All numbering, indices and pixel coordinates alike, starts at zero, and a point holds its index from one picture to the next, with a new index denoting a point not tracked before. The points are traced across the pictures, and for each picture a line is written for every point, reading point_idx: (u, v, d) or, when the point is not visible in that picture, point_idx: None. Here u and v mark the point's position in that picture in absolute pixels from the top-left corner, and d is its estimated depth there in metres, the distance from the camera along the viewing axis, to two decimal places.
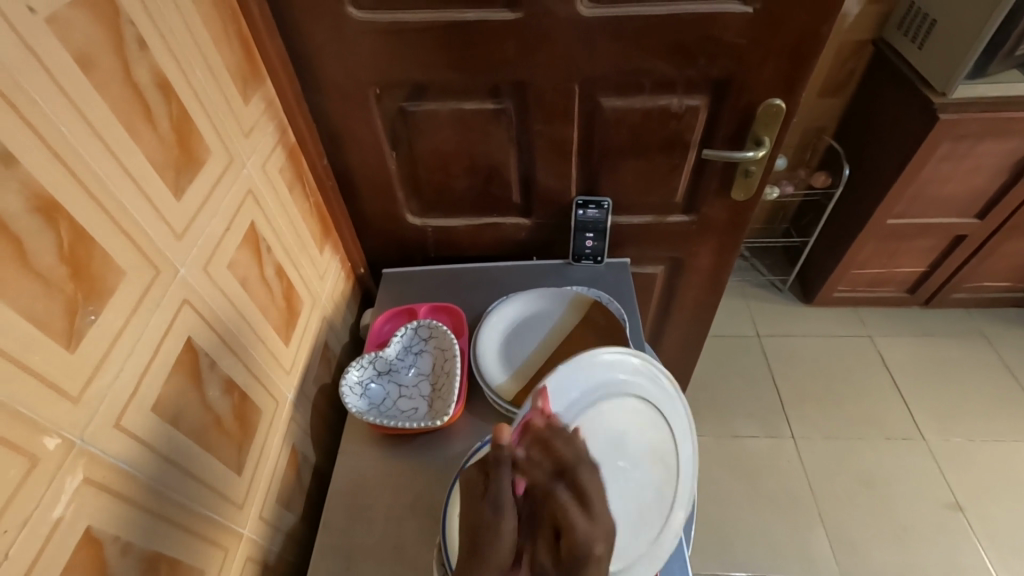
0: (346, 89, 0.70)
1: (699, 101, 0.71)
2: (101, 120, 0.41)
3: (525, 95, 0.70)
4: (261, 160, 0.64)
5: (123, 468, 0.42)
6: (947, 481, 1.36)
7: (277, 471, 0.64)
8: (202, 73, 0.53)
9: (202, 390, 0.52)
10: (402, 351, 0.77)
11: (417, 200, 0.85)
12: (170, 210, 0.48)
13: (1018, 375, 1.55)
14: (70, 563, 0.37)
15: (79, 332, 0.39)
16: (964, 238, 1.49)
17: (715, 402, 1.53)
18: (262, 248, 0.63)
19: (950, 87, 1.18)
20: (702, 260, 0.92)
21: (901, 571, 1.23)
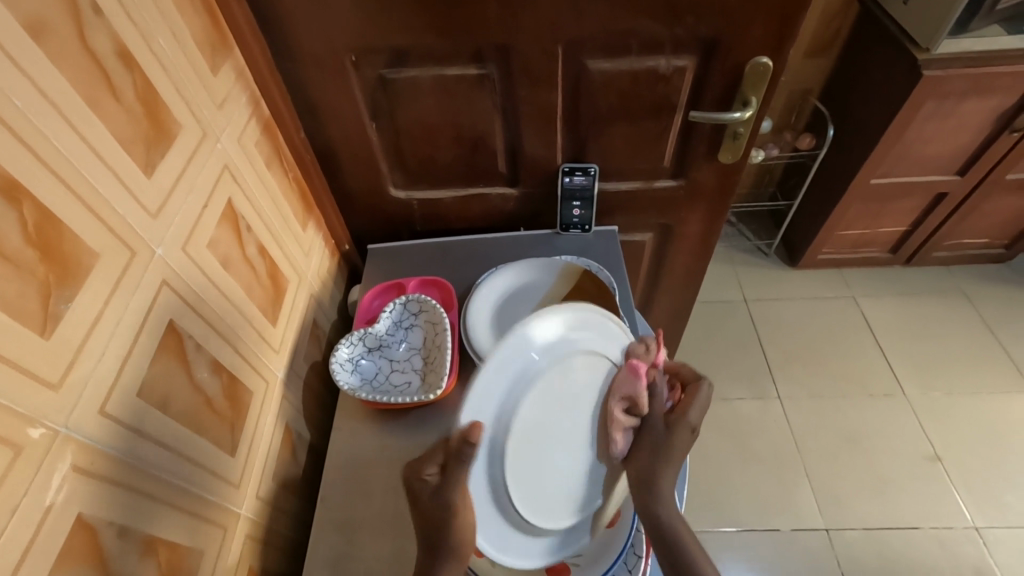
0: (320, 56, 0.67)
1: (686, 62, 0.69)
2: (59, 93, 0.39)
3: (508, 59, 0.68)
4: (237, 133, 0.61)
5: (112, 454, 0.41)
6: (926, 433, 1.41)
7: (272, 450, 0.63)
8: (166, 41, 0.50)
9: (190, 371, 0.51)
10: (392, 326, 0.76)
11: (400, 173, 0.82)
12: (143, 188, 0.46)
13: (994, 329, 1.59)
14: (65, 549, 0.37)
15: (54, 317, 0.38)
16: (946, 196, 1.51)
17: (704, 366, 1.56)
18: (243, 227, 0.61)
19: (934, 43, 1.17)
20: (691, 226, 0.91)
21: (882, 519, 1.29)
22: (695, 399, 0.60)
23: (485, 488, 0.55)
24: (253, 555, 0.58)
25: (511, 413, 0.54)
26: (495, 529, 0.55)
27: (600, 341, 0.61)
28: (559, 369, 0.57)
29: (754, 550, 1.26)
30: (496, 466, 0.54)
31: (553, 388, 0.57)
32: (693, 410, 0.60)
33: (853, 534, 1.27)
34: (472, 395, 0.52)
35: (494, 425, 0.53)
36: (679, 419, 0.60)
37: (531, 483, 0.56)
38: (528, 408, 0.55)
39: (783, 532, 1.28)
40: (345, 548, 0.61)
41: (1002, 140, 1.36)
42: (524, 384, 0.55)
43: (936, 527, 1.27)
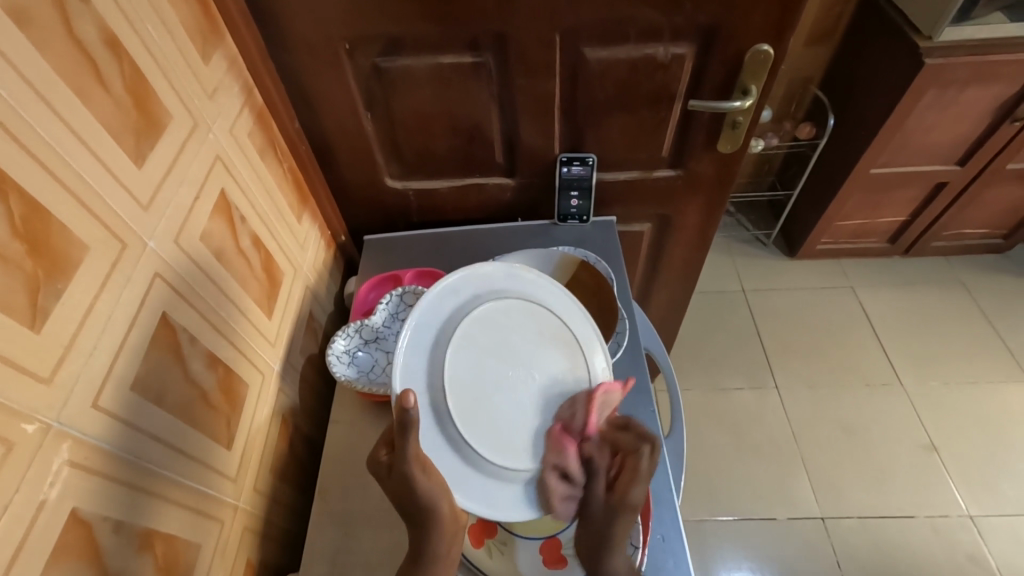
0: (313, 44, 0.66)
1: (685, 50, 0.68)
2: (44, 82, 0.38)
3: (505, 46, 0.67)
4: (229, 123, 0.60)
5: (106, 449, 0.41)
6: (922, 423, 1.41)
7: (269, 443, 0.63)
8: (155, 28, 0.49)
9: (184, 365, 0.50)
10: (388, 318, 0.75)
11: (396, 163, 0.82)
12: (133, 180, 0.45)
13: (991, 319, 1.60)
14: (60, 544, 0.37)
15: (44, 311, 0.37)
16: (946, 186, 1.50)
17: (702, 357, 1.56)
18: (237, 218, 0.61)
19: (936, 31, 1.16)
20: (690, 217, 0.91)
21: (877, 508, 1.30)
22: (640, 472, 0.56)
23: (446, 450, 0.54)
24: (250, 548, 0.58)
25: (440, 367, 0.56)
26: (474, 484, 0.54)
27: (513, 285, 0.62)
28: (475, 315, 0.59)
29: (750, 538, 1.27)
30: (447, 426, 0.54)
31: (478, 337, 0.58)
32: (640, 483, 0.56)
33: (849, 523, 1.28)
34: (398, 363, 0.55)
35: (428, 384, 0.55)
36: (622, 494, 0.55)
37: (493, 432, 0.54)
38: (453, 359, 0.56)
39: (779, 521, 1.29)
40: (343, 540, 0.61)
41: (1003, 129, 1.35)
42: (444, 341, 0.57)
43: (931, 516, 1.28)
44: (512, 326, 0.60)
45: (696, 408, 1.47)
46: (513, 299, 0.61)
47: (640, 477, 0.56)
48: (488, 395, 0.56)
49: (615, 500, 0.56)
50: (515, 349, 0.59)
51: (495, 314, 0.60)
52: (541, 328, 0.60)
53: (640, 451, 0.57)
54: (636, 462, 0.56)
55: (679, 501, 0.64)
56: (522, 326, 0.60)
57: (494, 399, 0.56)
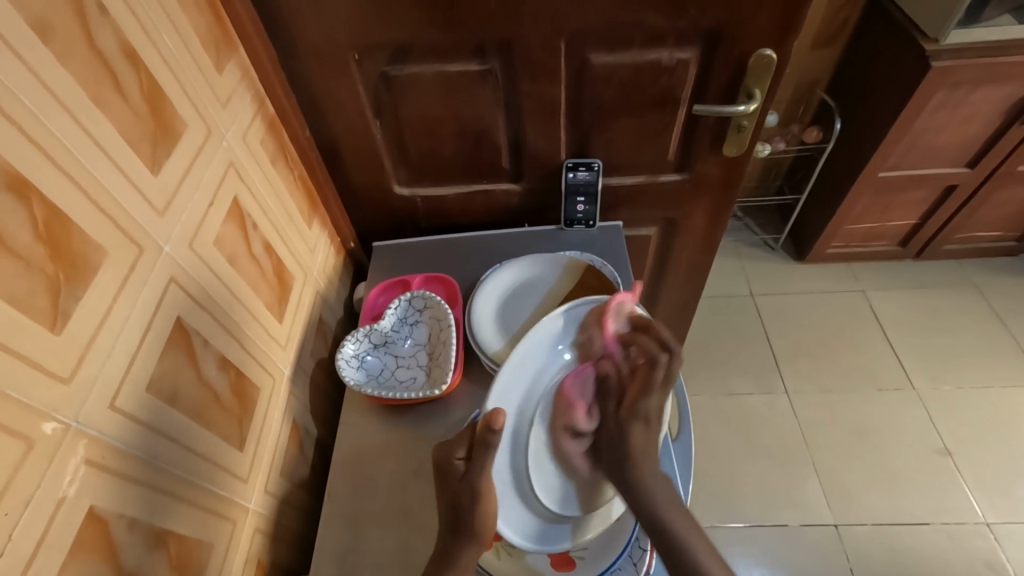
0: (323, 53, 0.67)
1: (690, 54, 0.69)
2: (65, 91, 0.39)
3: (511, 53, 0.68)
4: (241, 131, 0.62)
5: (122, 448, 0.42)
6: (937, 428, 1.39)
7: (280, 445, 0.64)
8: (171, 40, 0.51)
9: (197, 368, 0.51)
10: (397, 322, 0.76)
11: (404, 169, 0.83)
12: (149, 186, 0.46)
13: (1006, 323, 1.57)
14: (78, 541, 0.38)
15: (64, 313, 0.38)
16: (956, 188, 1.49)
17: (711, 362, 1.55)
18: (249, 224, 0.62)
19: (943, 33, 1.16)
20: (697, 220, 0.91)
21: (891, 514, 1.28)
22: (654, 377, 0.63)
23: (508, 472, 0.61)
24: (262, 549, 0.58)
25: (534, 395, 0.63)
26: (516, 514, 0.59)
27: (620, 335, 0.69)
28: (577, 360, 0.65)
29: (761, 544, 1.25)
30: (518, 452, 0.61)
31: (575, 380, 0.65)
32: (654, 392, 0.63)
33: (863, 529, 1.26)
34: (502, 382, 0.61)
35: (519, 409, 0.62)
36: (633, 405, 0.64)
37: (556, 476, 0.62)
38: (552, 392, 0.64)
39: (791, 527, 1.27)
40: (352, 541, 0.62)
41: (1013, 131, 1.34)
42: (546, 375, 0.64)
43: (947, 523, 1.26)
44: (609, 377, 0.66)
45: (705, 412, 1.46)
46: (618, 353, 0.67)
47: (653, 388, 0.63)
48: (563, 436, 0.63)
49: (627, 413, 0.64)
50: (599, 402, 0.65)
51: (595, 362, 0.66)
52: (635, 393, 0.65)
53: (654, 362, 0.63)
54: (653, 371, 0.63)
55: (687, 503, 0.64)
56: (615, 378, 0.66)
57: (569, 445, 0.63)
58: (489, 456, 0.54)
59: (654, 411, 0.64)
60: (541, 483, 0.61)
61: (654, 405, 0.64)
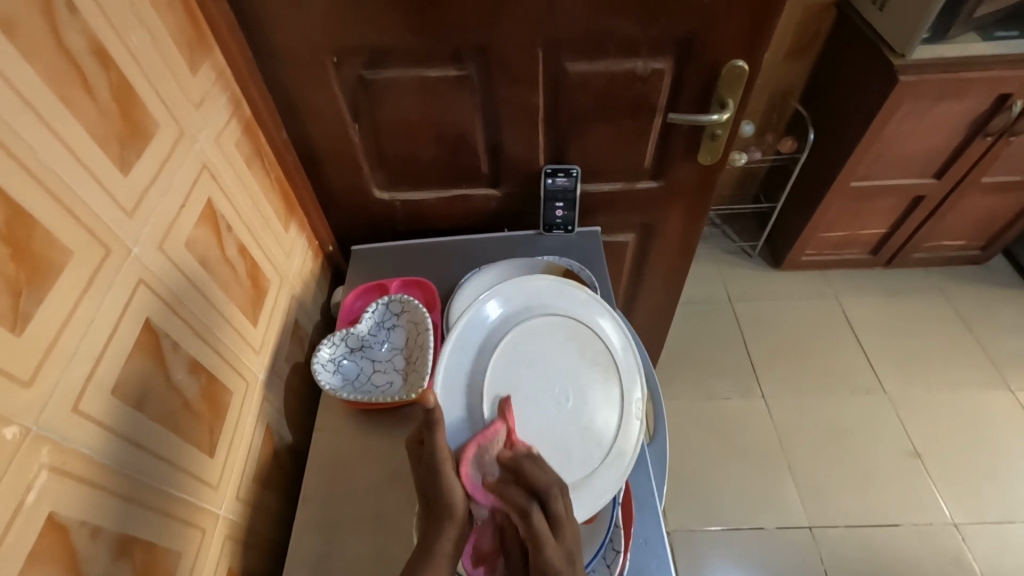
0: (301, 57, 0.67)
1: (664, 64, 0.70)
2: (31, 88, 0.39)
3: (489, 60, 0.69)
4: (216, 133, 0.61)
5: (85, 452, 0.41)
6: (907, 430, 1.43)
7: (253, 450, 0.63)
8: (143, 40, 0.50)
9: (166, 371, 0.51)
10: (374, 326, 0.76)
11: (383, 173, 0.83)
12: (118, 187, 0.46)
13: (972, 328, 1.63)
14: (37, 548, 0.37)
15: (25, 315, 0.37)
16: (924, 198, 1.54)
17: (690, 366, 1.57)
18: (223, 227, 0.61)
19: (909, 48, 1.20)
20: (673, 226, 0.92)
21: (863, 515, 1.30)
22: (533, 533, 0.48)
23: None
24: (232, 556, 0.57)
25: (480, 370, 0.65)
26: None
27: (559, 301, 0.71)
28: (517, 333, 0.68)
29: (737, 547, 1.27)
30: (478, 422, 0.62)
31: (519, 352, 0.67)
32: (550, 544, 0.47)
33: (836, 530, 1.28)
34: (443, 360, 0.65)
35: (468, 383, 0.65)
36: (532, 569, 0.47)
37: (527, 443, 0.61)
38: (496, 361, 0.66)
39: (767, 529, 1.29)
40: (326, 548, 0.61)
41: (976, 143, 1.39)
42: (489, 348, 0.67)
43: (917, 523, 1.29)
44: (556, 343, 0.68)
45: (684, 416, 1.48)
46: (562, 317, 0.69)
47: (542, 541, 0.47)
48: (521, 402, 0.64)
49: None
50: (552, 368, 0.66)
51: (537, 331, 0.68)
52: (581, 346, 0.68)
53: (528, 510, 0.49)
54: (530, 523, 0.48)
55: (662, 506, 0.64)
56: (563, 342, 0.68)
57: (531, 410, 0.63)
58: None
59: (562, 560, 0.46)
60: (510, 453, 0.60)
61: (558, 554, 0.47)
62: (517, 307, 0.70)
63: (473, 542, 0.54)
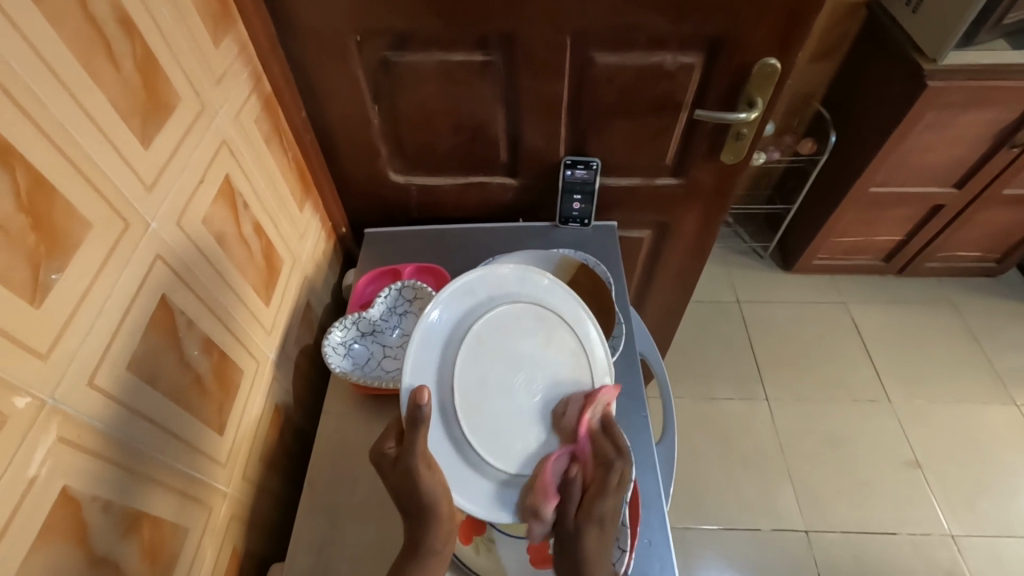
0: (324, 34, 0.66)
1: (693, 59, 0.69)
2: (55, 56, 0.38)
3: (515, 47, 0.67)
4: (236, 109, 0.60)
5: (97, 427, 0.41)
6: (908, 441, 1.43)
7: (260, 430, 0.63)
8: (167, 10, 0.49)
9: (179, 348, 0.50)
10: (386, 312, 0.75)
11: (400, 158, 0.82)
12: (139, 161, 0.45)
13: (981, 341, 1.61)
14: (48, 521, 0.36)
15: (44, 286, 0.37)
16: (942, 208, 1.52)
17: (693, 366, 1.57)
18: (239, 205, 0.61)
19: (940, 53, 1.18)
20: (690, 225, 0.91)
21: (858, 523, 1.30)
22: (606, 488, 0.53)
23: (448, 448, 0.57)
24: (236, 535, 0.58)
25: (446, 374, 0.58)
26: (475, 485, 0.57)
27: (530, 292, 0.63)
28: (485, 326, 0.60)
29: (732, 547, 1.27)
30: (451, 425, 0.58)
31: (489, 344, 0.60)
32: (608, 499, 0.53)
33: (832, 536, 1.29)
34: (408, 363, 0.57)
35: (436, 382, 0.58)
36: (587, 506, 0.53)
37: (498, 438, 0.57)
38: (462, 358, 0.58)
39: (762, 531, 1.29)
40: (329, 532, 0.61)
41: (1000, 154, 1.37)
42: (455, 344, 0.59)
43: (913, 533, 1.29)
44: (520, 332, 0.61)
45: (685, 416, 1.48)
46: (528, 304, 0.62)
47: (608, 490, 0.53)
48: (492, 397, 0.59)
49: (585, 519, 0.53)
50: (522, 358, 0.61)
51: (506, 321, 0.61)
52: (545, 336, 0.62)
53: (611, 468, 0.53)
54: (609, 479, 0.53)
55: (667, 507, 0.63)
56: (531, 331, 0.61)
57: (501, 401, 0.59)
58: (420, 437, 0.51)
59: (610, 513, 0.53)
60: (486, 450, 0.57)
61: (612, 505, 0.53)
62: (479, 296, 0.61)
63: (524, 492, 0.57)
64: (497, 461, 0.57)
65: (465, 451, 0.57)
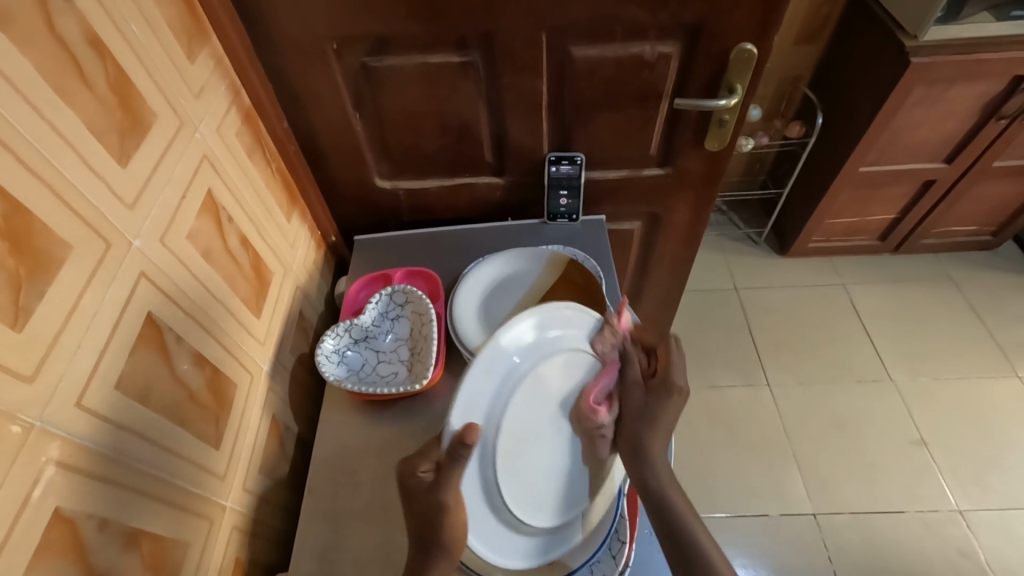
0: (301, 44, 0.66)
1: (672, 49, 0.68)
2: (25, 79, 0.38)
3: (492, 46, 0.67)
4: (216, 123, 0.60)
5: (91, 446, 0.41)
6: (913, 418, 1.43)
7: (259, 442, 0.63)
8: (139, 28, 0.49)
9: (170, 364, 0.50)
10: (378, 317, 0.76)
11: (386, 163, 0.82)
12: (118, 180, 0.45)
13: (981, 315, 1.61)
14: (43, 543, 0.37)
15: (26, 310, 0.37)
16: (934, 183, 1.51)
17: (694, 355, 1.57)
18: (224, 218, 0.61)
19: (921, 30, 1.17)
20: (679, 215, 0.91)
21: (867, 503, 1.30)
22: (670, 356, 0.63)
23: (477, 487, 0.56)
24: (240, 547, 0.58)
25: (497, 415, 0.57)
26: (490, 529, 0.56)
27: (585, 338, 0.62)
28: (539, 372, 0.59)
29: (741, 535, 1.27)
30: (487, 465, 0.57)
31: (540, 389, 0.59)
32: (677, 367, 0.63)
33: (840, 518, 1.28)
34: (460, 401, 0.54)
35: (483, 416, 0.56)
36: (665, 380, 0.62)
37: (526, 484, 0.58)
38: (516, 402, 0.58)
39: (771, 516, 1.29)
40: (333, 539, 0.61)
41: (989, 127, 1.36)
42: (512, 384, 0.58)
43: (922, 511, 1.29)
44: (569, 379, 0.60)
45: (689, 405, 1.47)
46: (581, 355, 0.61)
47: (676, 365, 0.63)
48: (530, 445, 0.58)
49: (656, 391, 0.61)
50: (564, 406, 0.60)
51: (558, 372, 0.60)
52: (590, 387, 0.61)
53: (667, 339, 0.65)
54: (667, 350, 0.64)
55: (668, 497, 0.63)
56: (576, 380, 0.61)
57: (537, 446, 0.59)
58: (456, 469, 0.51)
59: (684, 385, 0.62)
60: (513, 496, 0.57)
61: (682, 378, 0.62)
62: (534, 340, 0.59)
63: (590, 390, 0.60)
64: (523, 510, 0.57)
65: (495, 496, 0.57)
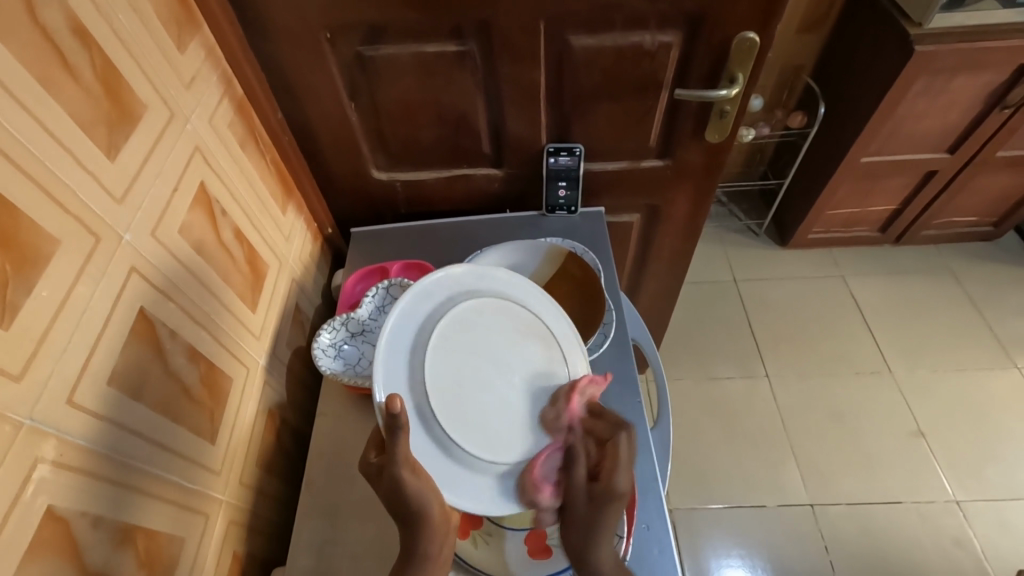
0: (294, 33, 0.65)
1: (672, 38, 0.67)
2: (9, 71, 0.37)
3: (489, 35, 0.66)
4: (208, 114, 0.59)
5: (83, 444, 0.41)
6: (910, 410, 1.43)
7: (255, 436, 0.63)
8: (126, 16, 0.48)
9: (164, 360, 0.50)
10: (375, 311, 0.74)
11: (382, 154, 0.81)
12: (107, 173, 0.44)
13: (980, 307, 1.61)
14: (35, 542, 0.36)
15: (14, 306, 0.37)
16: (936, 174, 1.50)
17: (692, 347, 1.57)
18: (217, 211, 0.60)
19: (926, 18, 1.16)
20: (678, 207, 0.90)
21: (863, 494, 1.31)
22: (616, 456, 0.53)
23: (432, 448, 0.54)
24: (237, 541, 0.58)
25: (419, 377, 0.55)
26: (465, 485, 0.54)
27: (487, 284, 0.62)
28: (447, 325, 0.58)
29: (738, 526, 1.28)
30: (432, 424, 0.54)
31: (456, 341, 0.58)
32: (622, 472, 0.52)
33: (837, 509, 1.29)
34: (377, 372, 0.54)
35: (408, 386, 0.55)
36: (607, 484, 0.52)
37: (481, 432, 0.55)
38: (433, 357, 0.56)
39: (768, 508, 1.30)
40: (330, 532, 0.61)
41: (993, 118, 1.35)
42: (422, 343, 0.57)
43: (918, 502, 1.29)
44: (486, 322, 0.60)
45: (687, 397, 1.48)
46: (488, 297, 0.61)
47: (621, 466, 0.53)
48: (473, 392, 0.56)
49: (598, 494, 0.52)
50: (487, 349, 0.58)
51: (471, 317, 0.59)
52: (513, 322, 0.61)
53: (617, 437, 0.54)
54: (615, 451, 0.53)
55: (665, 492, 0.63)
56: (494, 320, 0.60)
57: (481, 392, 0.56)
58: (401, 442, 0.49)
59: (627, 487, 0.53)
60: (473, 444, 0.54)
61: (626, 480, 0.53)
62: (434, 300, 0.59)
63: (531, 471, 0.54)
64: (489, 455, 0.54)
65: (454, 451, 0.54)
